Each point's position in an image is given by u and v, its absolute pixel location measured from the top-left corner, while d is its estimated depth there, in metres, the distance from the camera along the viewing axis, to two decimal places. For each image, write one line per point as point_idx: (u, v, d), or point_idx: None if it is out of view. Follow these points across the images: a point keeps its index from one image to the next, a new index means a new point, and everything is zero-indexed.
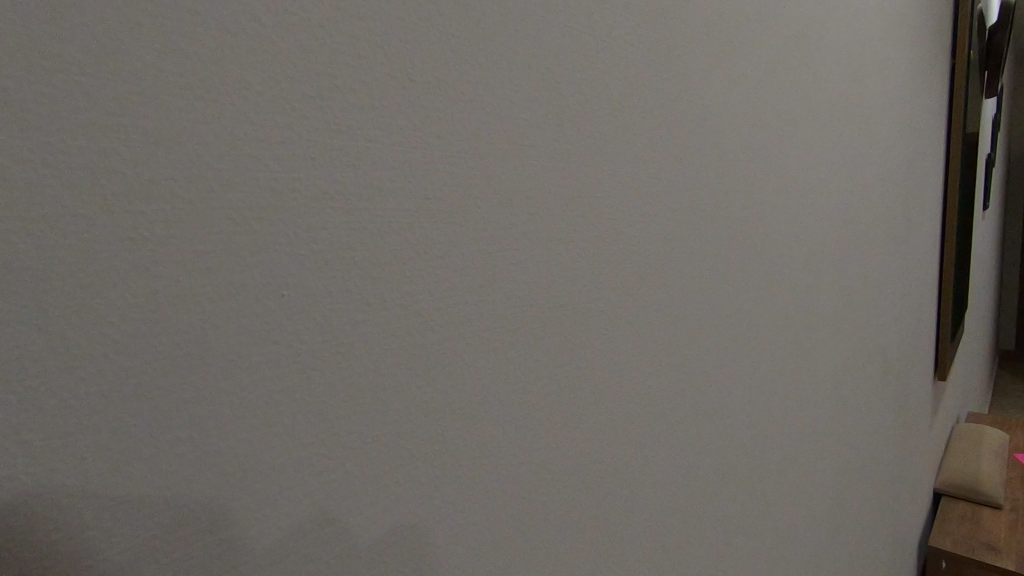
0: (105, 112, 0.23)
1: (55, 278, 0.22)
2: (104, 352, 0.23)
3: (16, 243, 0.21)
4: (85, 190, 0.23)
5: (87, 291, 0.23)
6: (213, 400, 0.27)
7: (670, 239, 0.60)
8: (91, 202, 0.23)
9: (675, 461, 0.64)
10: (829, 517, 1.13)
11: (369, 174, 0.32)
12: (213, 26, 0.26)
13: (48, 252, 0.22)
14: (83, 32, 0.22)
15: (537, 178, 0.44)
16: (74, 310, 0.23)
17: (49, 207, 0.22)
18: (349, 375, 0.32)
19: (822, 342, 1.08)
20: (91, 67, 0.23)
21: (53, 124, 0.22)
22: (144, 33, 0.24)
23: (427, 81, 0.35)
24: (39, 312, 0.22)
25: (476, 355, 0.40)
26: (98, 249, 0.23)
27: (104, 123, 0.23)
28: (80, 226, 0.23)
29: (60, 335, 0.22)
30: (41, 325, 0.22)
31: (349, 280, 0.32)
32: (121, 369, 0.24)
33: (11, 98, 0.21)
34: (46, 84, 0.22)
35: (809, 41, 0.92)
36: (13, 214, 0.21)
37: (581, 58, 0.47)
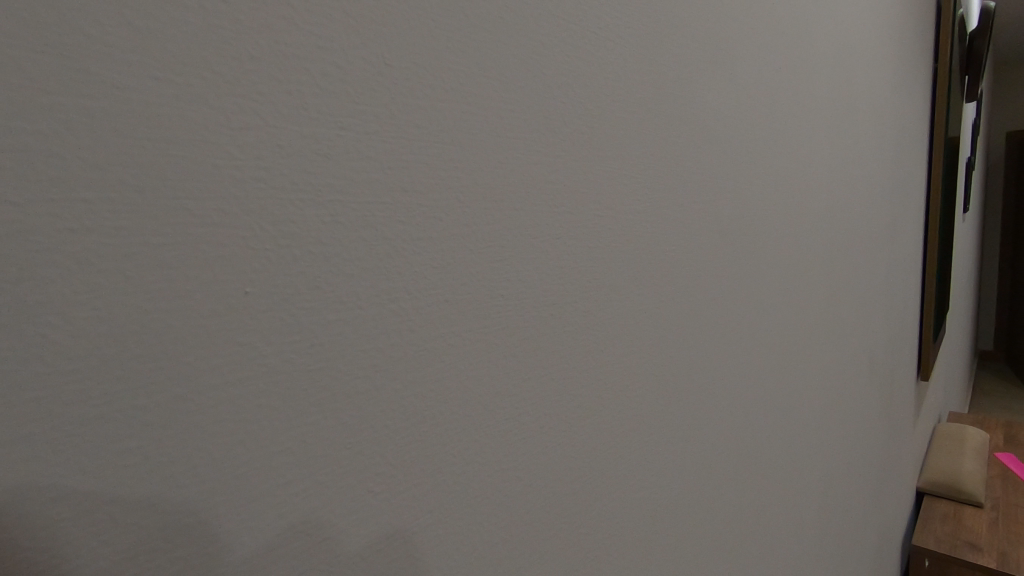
0: (242, 151, 0.15)
1: (170, 413, 0.14)
2: (237, 512, 0.15)
3: (114, 367, 0.13)
4: (215, 272, 0.14)
5: (215, 426, 0.15)
6: (364, 552, 0.18)
7: (790, 256, 0.51)
8: (223, 290, 0.15)
9: (784, 514, 0.55)
10: (879, 547, 1.06)
11: (519, 185, 0.23)
12: (370, 18, 0.18)
13: (163, 376, 0.14)
14: (209, 26, 0.14)
15: (690, 209, 0.35)
16: (200, 457, 0.14)
17: (165, 302, 0.14)
18: (493, 468, 0.23)
19: (884, 364, 0.99)
20: (223, 81, 0.14)
21: (173, 174, 0.14)
22: (291, 29, 0.16)
23: (586, 57, 0.26)
24: (146, 471, 0.14)
25: (624, 418, 0.30)
26: (232, 361, 0.15)
27: (240, 167, 0.15)
28: (207, 328, 0.14)
29: (176, 501, 0.14)
30: (150, 492, 0.14)
31: (494, 335, 0.22)
32: (256, 534, 0.16)
33: (110, 133, 0.13)
34: (161, 112, 0.13)
35: (887, 39, 0.82)
36: (113, 321, 0.13)
37: (730, 34, 0.38)
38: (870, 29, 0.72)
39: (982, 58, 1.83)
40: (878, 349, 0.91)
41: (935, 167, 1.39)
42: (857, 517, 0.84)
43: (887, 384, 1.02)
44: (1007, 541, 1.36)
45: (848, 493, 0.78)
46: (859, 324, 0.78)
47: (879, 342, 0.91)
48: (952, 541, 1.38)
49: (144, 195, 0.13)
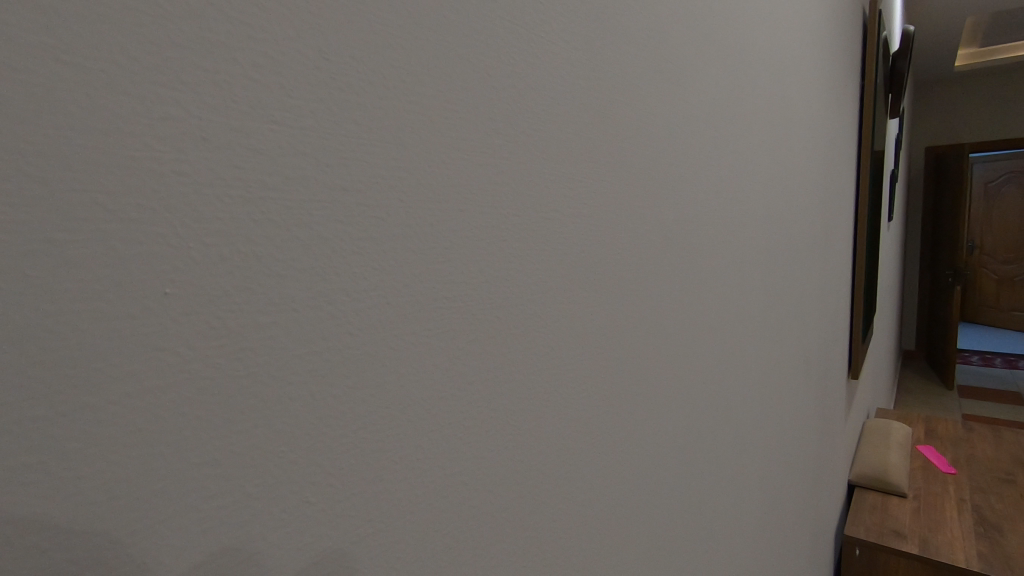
0: (167, 149, 0.14)
1: (83, 425, 0.13)
2: (163, 528, 0.14)
3: (20, 373, 0.12)
4: (138, 277, 0.14)
5: (138, 439, 0.14)
6: (303, 562, 0.18)
7: (729, 258, 0.53)
8: (147, 295, 0.14)
9: (724, 510, 0.57)
10: (815, 535, 1.11)
11: (463, 186, 0.23)
12: (307, 15, 0.17)
13: (80, 386, 0.13)
14: (127, 15, 0.13)
15: (633, 211, 0.36)
16: (117, 474, 0.13)
17: (78, 306, 0.13)
18: (436, 474, 0.22)
19: (819, 362, 1.04)
20: (146, 74, 0.13)
21: (88, 173, 0.13)
22: (218, 20, 0.15)
23: (530, 61, 0.26)
24: (57, 486, 0.12)
25: (569, 421, 0.31)
26: (157, 370, 0.14)
27: (166, 165, 0.14)
28: (129, 335, 0.13)
29: (93, 519, 0.13)
30: (61, 512, 0.13)
31: (438, 338, 0.22)
32: (186, 552, 0.15)
33: (15, 123, 0.12)
34: (74, 104, 0.12)
35: (817, 49, 0.85)
36: (23, 325, 0.12)
37: (669, 42, 0.39)
38: (803, 46, 0.76)
39: (904, 77, 1.96)
40: (812, 350, 0.96)
41: (861, 179, 1.48)
42: (793, 511, 0.88)
43: (821, 381, 1.07)
44: (929, 529, 1.45)
45: (784, 484, 0.81)
46: (793, 324, 0.81)
47: (813, 344, 0.96)
48: (880, 530, 1.46)
49: (54, 194, 0.12)
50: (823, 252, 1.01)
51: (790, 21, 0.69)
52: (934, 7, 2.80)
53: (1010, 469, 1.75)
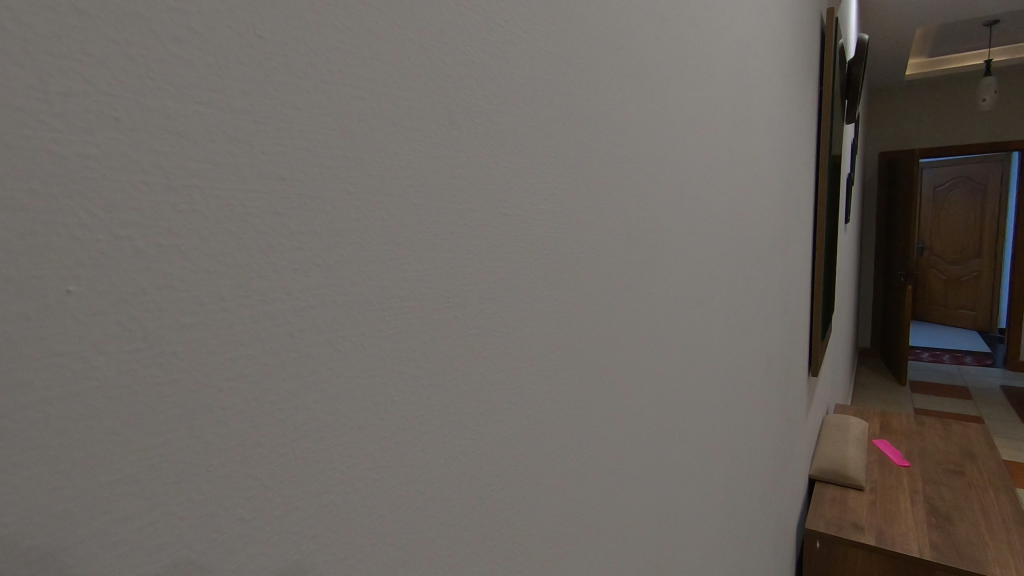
0: (65, 125, 0.12)
1: None
2: (60, 555, 0.13)
3: None
4: (30, 273, 0.12)
5: (31, 457, 0.12)
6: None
7: (691, 256, 0.54)
8: (39, 289, 0.12)
9: (687, 508, 0.57)
10: (777, 530, 1.13)
11: (418, 176, 0.22)
12: None
13: None
14: None
15: (594, 209, 0.35)
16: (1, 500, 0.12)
17: None
18: (388, 483, 0.21)
19: (780, 360, 1.06)
20: (38, 38, 0.12)
21: None
22: None
23: (489, 50, 0.25)
24: None
25: (530, 423, 0.30)
26: (55, 380, 0.12)
27: (64, 146, 0.12)
28: (17, 336, 0.12)
29: None
30: None
31: (390, 338, 0.21)
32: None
33: None
34: None
35: (776, 52, 0.87)
36: None
37: (630, 39, 0.38)
38: (763, 51, 0.78)
39: (860, 84, 2.02)
40: (773, 348, 0.98)
41: (819, 181, 1.53)
42: (756, 506, 0.90)
43: (782, 379, 1.09)
44: (884, 521, 1.50)
45: (747, 482, 0.82)
46: (754, 323, 0.82)
47: (775, 342, 0.98)
48: (839, 523, 1.50)
49: None
50: (784, 251, 1.03)
51: (750, 25, 0.70)
52: (887, 17, 2.90)
53: (958, 461, 1.83)
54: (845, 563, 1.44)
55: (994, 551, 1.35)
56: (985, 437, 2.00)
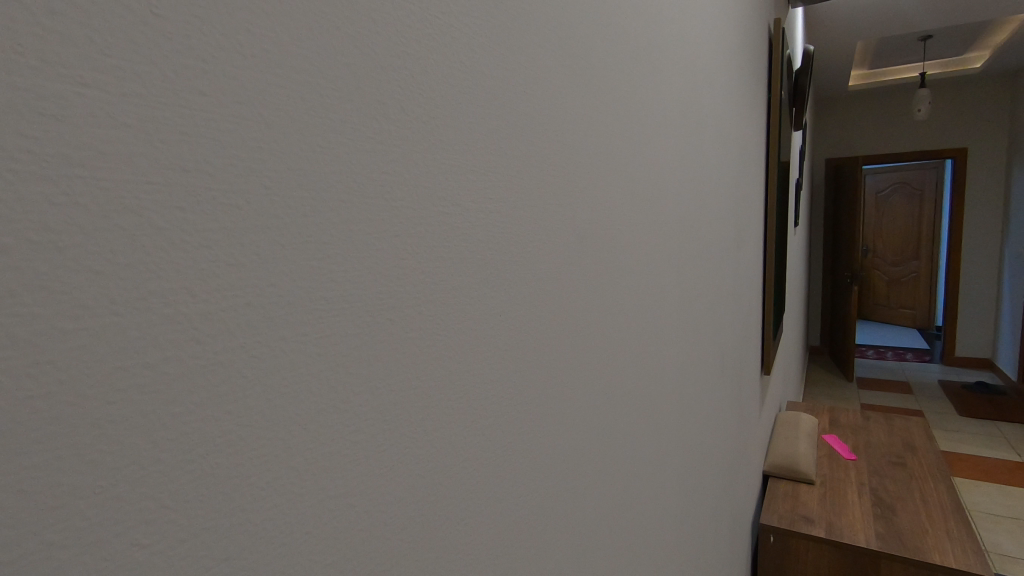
0: None
1: None
2: None
3: None
4: None
5: None
6: None
7: (645, 258, 0.54)
8: None
9: (646, 508, 0.58)
10: (733, 525, 1.15)
11: (346, 170, 0.21)
12: None
13: None
14: None
15: (542, 210, 0.35)
16: None
17: None
18: (315, 498, 0.20)
19: (733, 359, 1.08)
20: None
21: None
22: None
23: (426, 42, 0.24)
24: None
25: (476, 430, 0.29)
26: None
27: None
28: None
29: None
30: None
31: (315, 342, 0.20)
32: None
33: None
34: None
35: (726, 60, 0.90)
36: None
37: (578, 38, 0.38)
38: (713, 60, 0.80)
39: (806, 93, 2.11)
40: (726, 349, 1.00)
41: (769, 186, 1.58)
42: (711, 504, 0.92)
43: (735, 379, 1.12)
44: (833, 513, 1.56)
45: (702, 481, 0.84)
46: (708, 321, 0.85)
47: (728, 341, 1.01)
48: (791, 517, 1.55)
49: None
50: (735, 254, 1.06)
51: (701, 34, 0.72)
52: (830, 31, 3.04)
53: (901, 453, 1.92)
54: (797, 556, 1.48)
55: (934, 538, 1.42)
56: (924, 429, 2.11)
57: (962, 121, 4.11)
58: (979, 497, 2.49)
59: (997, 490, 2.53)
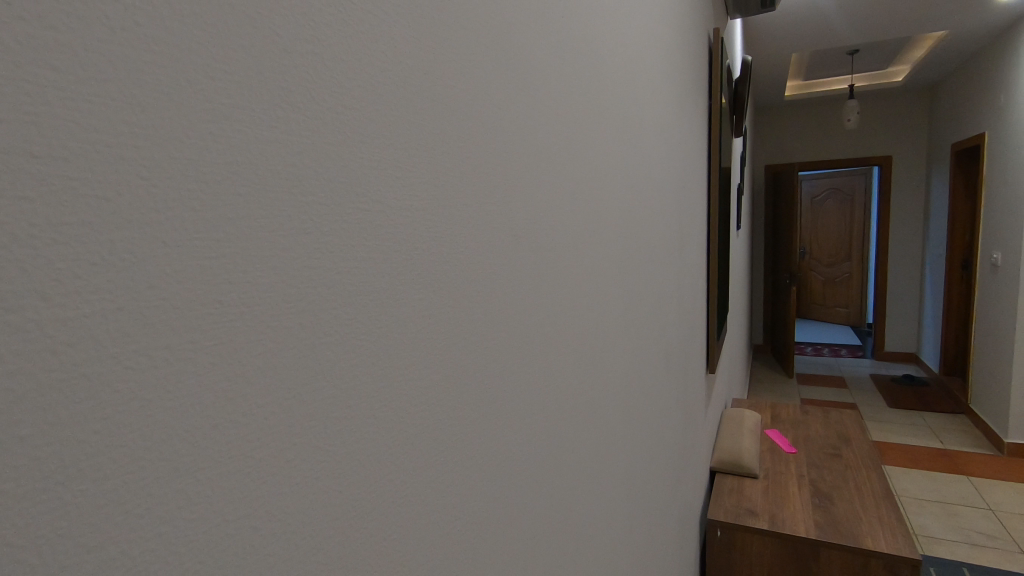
0: None
1: None
2: None
3: None
4: None
5: None
6: None
7: (586, 257, 0.55)
8: None
9: (592, 507, 0.58)
10: (681, 521, 1.17)
11: (245, 161, 0.19)
12: None
13: None
14: None
15: (473, 209, 0.34)
16: None
17: None
18: (209, 523, 0.18)
19: (678, 358, 1.10)
20: None
21: None
22: None
23: (339, 29, 0.23)
24: None
25: (404, 438, 0.28)
26: None
27: None
28: None
29: None
30: None
31: (208, 352, 0.18)
32: None
33: None
34: None
35: (664, 65, 0.91)
36: None
37: (509, 33, 0.38)
38: (653, 65, 0.82)
39: (745, 101, 2.18)
40: (671, 347, 1.03)
41: (713, 190, 1.62)
42: (659, 499, 0.94)
43: (681, 378, 1.14)
44: (775, 505, 1.61)
45: (650, 479, 0.86)
46: (652, 321, 0.86)
47: (672, 341, 1.03)
48: (737, 511, 1.59)
49: None
50: (678, 257, 1.08)
51: (639, 39, 0.74)
52: (767, 42, 3.17)
53: (837, 445, 2.01)
54: (743, 548, 1.52)
55: (868, 525, 1.49)
56: (857, 421, 2.22)
57: (886, 131, 4.38)
58: (908, 483, 2.65)
59: (924, 475, 2.70)
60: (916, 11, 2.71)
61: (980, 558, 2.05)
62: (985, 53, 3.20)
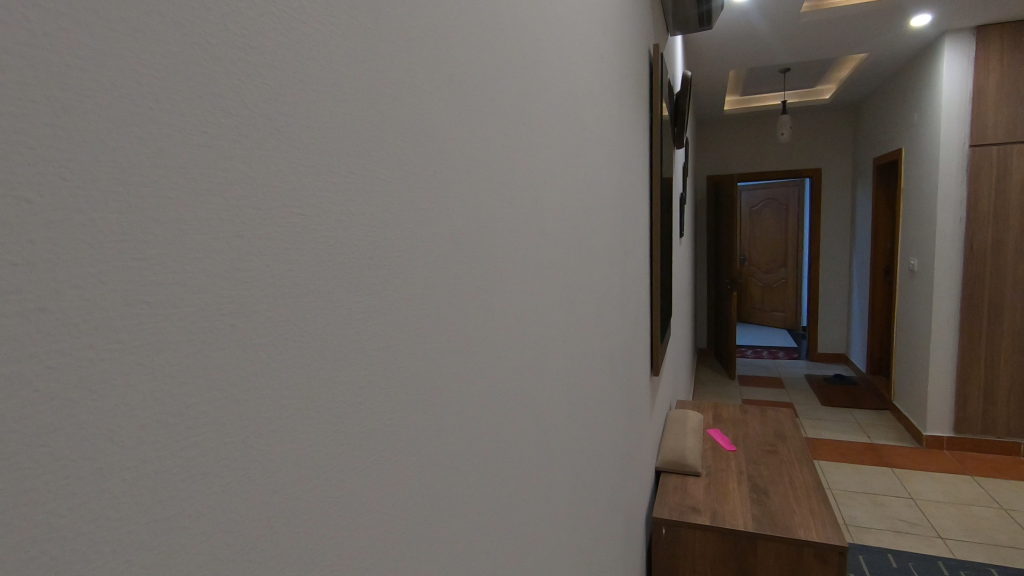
0: None
1: None
2: None
3: None
4: None
5: None
6: None
7: (527, 260, 0.56)
8: None
9: (534, 505, 0.60)
10: (624, 522, 1.21)
11: (174, 164, 0.19)
12: None
13: None
14: None
15: (411, 213, 0.35)
16: None
17: None
18: (136, 521, 0.18)
19: (621, 360, 1.14)
20: None
21: None
22: None
23: (274, 39, 0.24)
24: None
25: (340, 439, 0.28)
26: None
27: None
28: None
29: None
30: None
31: (135, 352, 0.18)
32: None
33: None
34: None
35: (604, 80, 0.95)
36: None
37: (447, 42, 0.39)
38: (591, 81, 0.85)
39: (686, 113, 2.28)
40: (614, 350, 1.06)
41: (654, 199, 1.68)
42: (603, 500, 0.96)
43: (624, 381, 1.18)
44: (716, 501, 1.68)
45: (593, 480, 0.88)
46: (594, 326, 0.89)
47: (616, 343, 1.07)
48: (680, 508, 1.65)
49: None
50: (620, 262, 1.12)
51: (579, 56, 0.78)
52: (705, 58, 3.33)
53: (772, 442, 2.11)
54: (686, 544, 1.58)
55: (801, 516, 1.58)
56: (792, 419, 2.34)
57: (816, 145, 4.67)
58: (839, 476, 2.81)
59: (852, 468, 2.88)
60: (839, 35, 2.91)
61: (903, 543, 2.20)
62: (900, 76, 3.47)
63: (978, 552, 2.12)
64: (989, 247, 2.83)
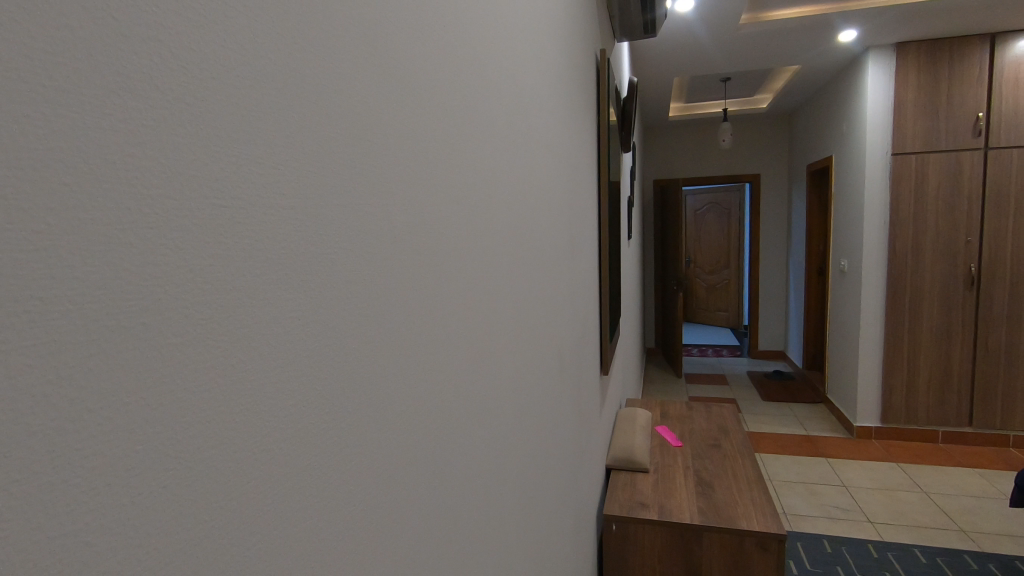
0: None
1: None
2: None
3: None
4: None
5: None
6: None
7: (474, 257, 0.56)
8: None
9: (484, 504, 0.59)
10: (575, 521, 1.21)
11: (74, 149, 0.18)
12: None
13: None
14: None
15: (348, 207, 0.34)
16: None
17: None
18: (27, 541, 0.16)
19: (570, 358, 1.15)
20: None
21: None
22: None
23: (188, 17, 0.22)
24: None
25: (272, 443, 0.27)
26: None
27: None
28: None
29: None
30: None
31: (22, 353, 0.16)
32: None
33: None
34: None
35: (550, 77, 0.95)
36: None
37: (385, 35, 0.38)
38: (538, 80, 0.86)
39: (632, 117, 2.32)
40: (563, 349, 1.07)
41: (602, 201, 1.70)
42: (553, 499, 0.97)
43: (573, 381, 1.19)
44: (664, 496, 1.73)
45: (544, 479, 0.89)
46: (543, 323, 0.89)
47: (565, 341, 1.08)
48: (630, 504, 1.68)
49: None
50: (569, 261, 1.14)
51: (525, 53, 0.77)
52: (650, 66, 3.42)
53: (717, 437, 2.18)
54: (636, 539, 1.61)
55: (744, 507, 1.64)
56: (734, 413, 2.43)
57: (755, 151, 4.88)
58: (779, 467, 2.94)
59: (791, 460, 3.02)
60: (775, 46, 3.05)
61: (838, 529, 2.33)
62: (830, 87, 3.67)
63: (904, 533, 2.27)
64: (909, 249, 3.04)
